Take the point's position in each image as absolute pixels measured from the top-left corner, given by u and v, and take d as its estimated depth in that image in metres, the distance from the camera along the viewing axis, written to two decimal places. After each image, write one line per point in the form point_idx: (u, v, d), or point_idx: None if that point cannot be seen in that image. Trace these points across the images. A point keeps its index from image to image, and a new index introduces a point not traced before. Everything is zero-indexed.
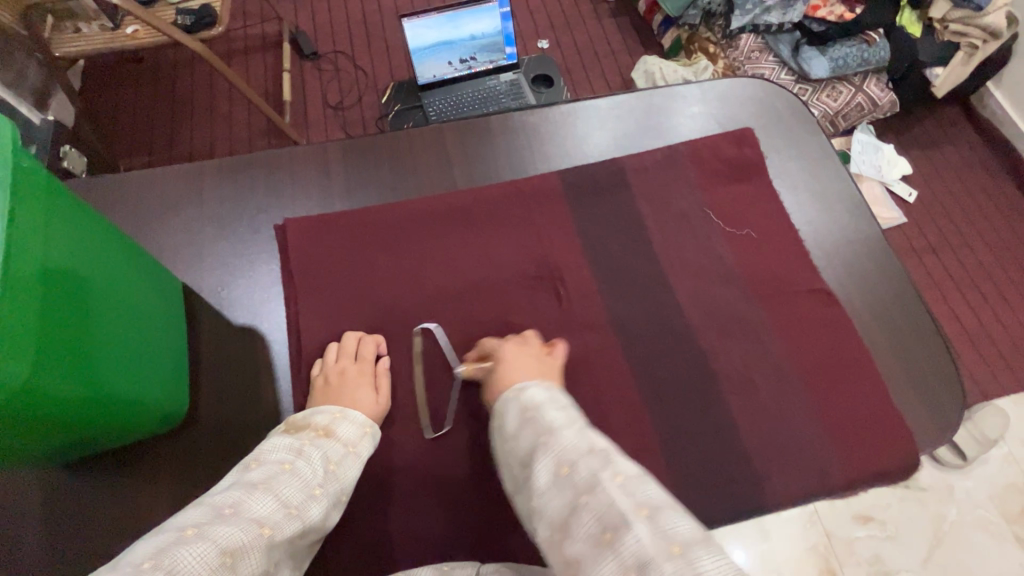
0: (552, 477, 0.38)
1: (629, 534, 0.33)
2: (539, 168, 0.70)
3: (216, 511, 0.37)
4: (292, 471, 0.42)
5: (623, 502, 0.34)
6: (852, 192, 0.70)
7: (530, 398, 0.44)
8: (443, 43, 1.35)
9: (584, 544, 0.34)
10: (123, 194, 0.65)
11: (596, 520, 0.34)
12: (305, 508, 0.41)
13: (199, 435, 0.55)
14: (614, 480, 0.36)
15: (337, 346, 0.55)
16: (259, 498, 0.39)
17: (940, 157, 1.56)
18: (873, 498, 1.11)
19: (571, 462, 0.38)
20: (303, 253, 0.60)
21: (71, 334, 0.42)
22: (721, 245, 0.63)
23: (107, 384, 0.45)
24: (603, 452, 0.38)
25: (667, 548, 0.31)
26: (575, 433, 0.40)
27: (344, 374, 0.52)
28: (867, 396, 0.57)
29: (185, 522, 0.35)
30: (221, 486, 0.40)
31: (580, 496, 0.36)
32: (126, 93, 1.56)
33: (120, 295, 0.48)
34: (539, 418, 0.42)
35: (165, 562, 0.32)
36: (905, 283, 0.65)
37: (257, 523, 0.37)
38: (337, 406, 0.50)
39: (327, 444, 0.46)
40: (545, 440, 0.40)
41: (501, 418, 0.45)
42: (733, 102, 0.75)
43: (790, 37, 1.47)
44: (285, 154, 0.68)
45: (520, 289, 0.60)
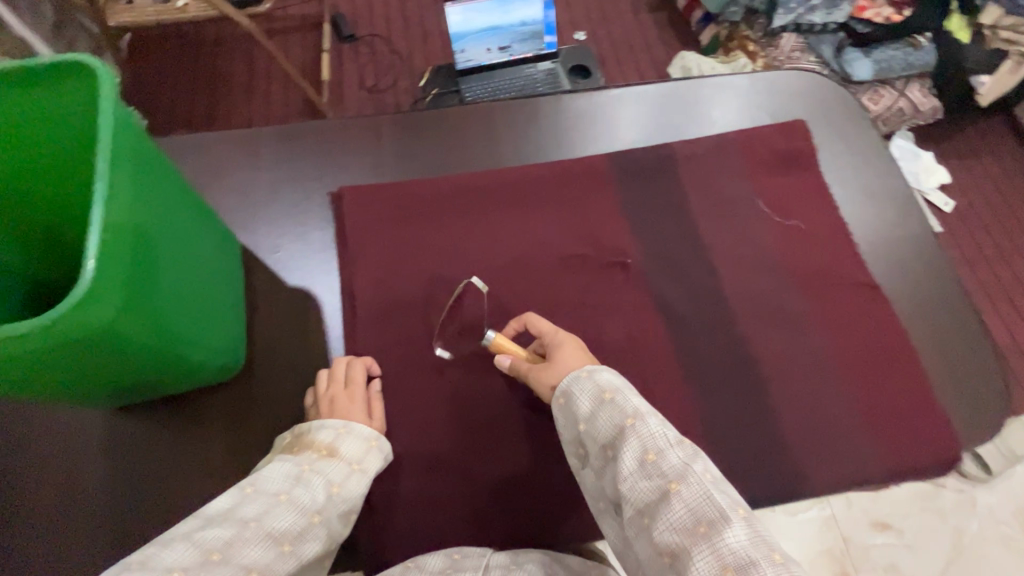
0: (636, 464, 0.40)
1: (727, 531, 0.35)
2: (588, 149, 0.71)
3: (208, 549, 0.36)
4: (288, 501, 0.42)
5: (719, 499, 0.36)
6: (903, 189, 0.69)
7: (607, 381, 0.45)
8: (492, 28, 1.36)
9: (677, 534, 0.36)
10: (182, 155, 0.67)
11: (690, 513, 0.36)
12: (301, 542, 0.41)
13: (253, 388, 0.57)
14: (705, 476, 0.38)
15: (327, 372, 0.54)
16: (251, 535, 0.38)
17: (980, 168, 1.54)
18: (893, 507, 1.11)
19: (657, 451, 0.40)
20: (357, 219, 0.62)
21: (147, 279, 0.44)
22: (768, 233, 0.64)
23: (173, 331, 0.47)
24: (691, 446, 0.40)
25: (768, 554, 0.33)
26: (660, 421, 0.42)
27: (333, 405, 0.51)
28: (910, 392, 0.57)
29: (173, 562, 0.34)
30: (215, 511, 0.39)
31: (670, 484, 0.38)
32: (169, 66, 1.59)
33: (189, 253, 0.50)
34: (621, 402, 0.44)
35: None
36: (952, 282, 0.64)
37: (246, 568, 0.37)
38: (340, 419, 0.50)
39: (330, 465, 0.46)
40: (631, 425, 0.42)
41: (571, 400, 0.46)
42: (784, 95, 0.75)
43: (833, 38, 1.46)
44: (339, 124, 0.69)
45: (567, 266, 0.61)
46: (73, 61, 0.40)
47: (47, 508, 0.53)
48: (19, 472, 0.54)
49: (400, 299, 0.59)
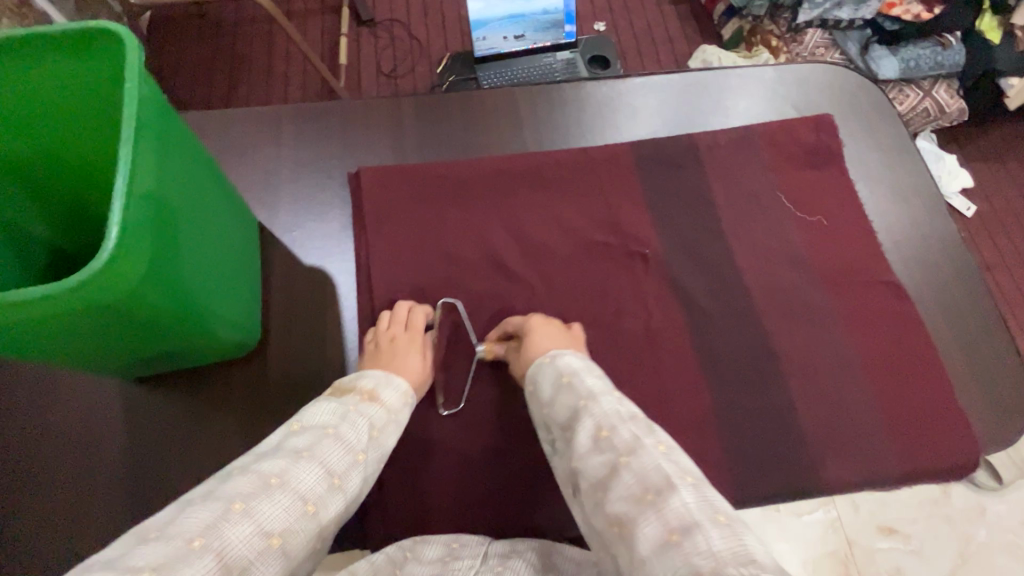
0: (591, 441, 0.41)
1: (673, 497, 0.35)
2: (609, 138, 0.70)
3: (264, 480, 0.35)
4: (336, 437, 0.41)
5: (667, 467, 0.37)
6: (931, 186, 0.68)
7: (566, 364, 0.47)
8: (516, 15, 1.35)
9: (625, 503, 0.36)
10: (201, 131, 0.67)
11: (638, 482, 0.37)
12: (348, 477, 0.40)
13: (269, 366, 0.57)
14: (655, 447, 0.39)
15: (389, 313, 0.56)
16: (306, 468, 0.37)
17: (1004, 172, 1.52)
18: (899, 511, 1.11)
19: (611, 427, 0.41)
20: (376, 201, 0.61)
21: (171, 246, 0.44)
22: (792, 228, 0.63)
23: (196, 298, 0.47)
24: (643, 422, 0.41)
25: (713, 515, 0.34)
26: (615, 400, 0.43)
27: (394, 341, 0.53)
28: (931, 394, 0.56)
29: (194, 520, 0.32)
30: (261, 451, 0.38)
31: (621, 457, 0.38)
32: (188, 45, 1.59)
33: (208, 226, 0.50)
34: (577, 384, 0.45)
35: (215, 542, 0.31)
36: (979, 284, 0.63)
37: (304, 497, 0.36)
38: (383, 371, 0.50)
39: (370, 410, 0.45)
40: (585, 405, 0.43)
41: (535, 387, 0.48)
42: (813, 87, 0.73)
43: (860, 34, 1.44)
44: (359, 104, 0.69)
45: (586, 254, 0.60)
46: (98, 29, 0.40)
47: (63, 476, 0.53)
48: (36, 440, 0.55)
49: (417, 283, 0.59)
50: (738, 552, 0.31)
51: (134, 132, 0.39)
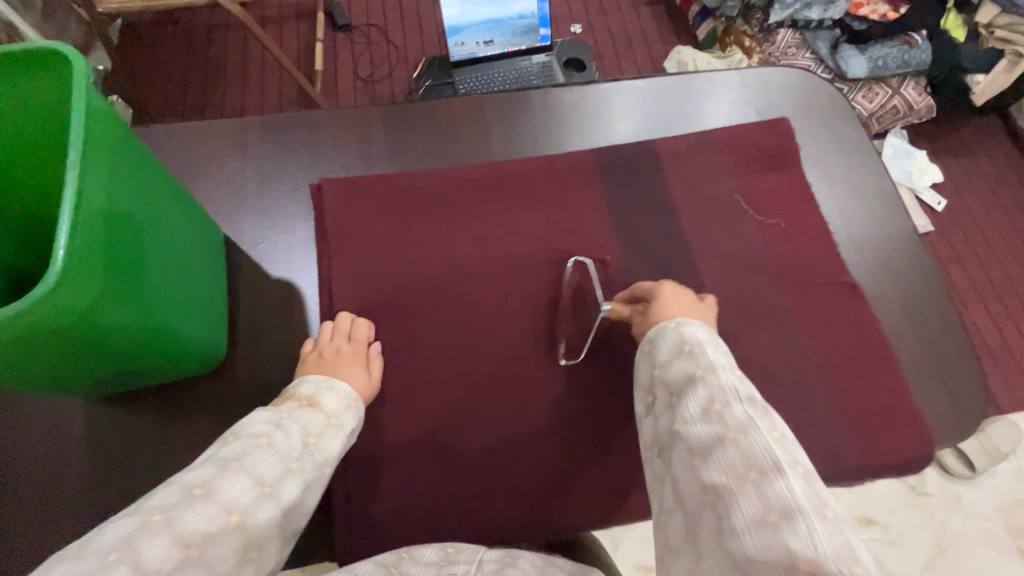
0: (700, 410, 0.41)
1: (778, 481, 0.35)
2: (575, 144, 0.71)
3: (186, 491, 0.36)
4: (268, 446, 0.41)
5: (775, 451, 0.37)
6: (886, 185, 0.70)
7: (692, 335, 0.47)
8: (494, 20, 1.36)
9: (725, 475, 0.37)
10: (165, 144, 0.66)
11: (742, 457, 0.37)
12: (281, 484, 0.40)
13: (235, 379, 0.57)
14: (769, 433, 0.38)
15: (330, 326, 0.56)
16: (232, 477, 0.38)
17: (972, 167, 1.56)
18: (879, 502, 1.14)
19: (723, 403, 0.41)
20: (339, 212, 0.61)
21: (135, 270, 0.44)
22: (750, 231, 0.64)
23: (163, 319, 0.48)
24: (762, 406, 0.40)
25: (821, 509, 0.33)
26: (734, 377, 0.43)
27: (338, 353, 0.53)
28: (888, 390, 0.57)
29: (117, 535, 0.31)
30: (194, 463, 0.39)
31: (730, 433, 0.39)
32: (161, 53, 1.58)
33: (170, 242, 0.50)
34: (699, 356, 0.45)
35: (131, 553, 0.31)
36: (936, 281, 0.64)
37: (229, 505, 0.36)
38: (325, 376, 0.51)
39: (302, 417, 0.45)
40: (703, 375, 0.43)
41: (655, 348, 0.49)
42: (775, 91, 0.74)
43: (829, 34, 1.47)
44: (326, 115, 0.69)
45: (549, 262, 0.61)
46: (47, 50, 0.40)
47: (28, 497, 0.53)
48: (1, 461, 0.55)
49: (382, 292, 0.59)
50: (842, 552, 0.31)
51: (81, 151, 0.39)
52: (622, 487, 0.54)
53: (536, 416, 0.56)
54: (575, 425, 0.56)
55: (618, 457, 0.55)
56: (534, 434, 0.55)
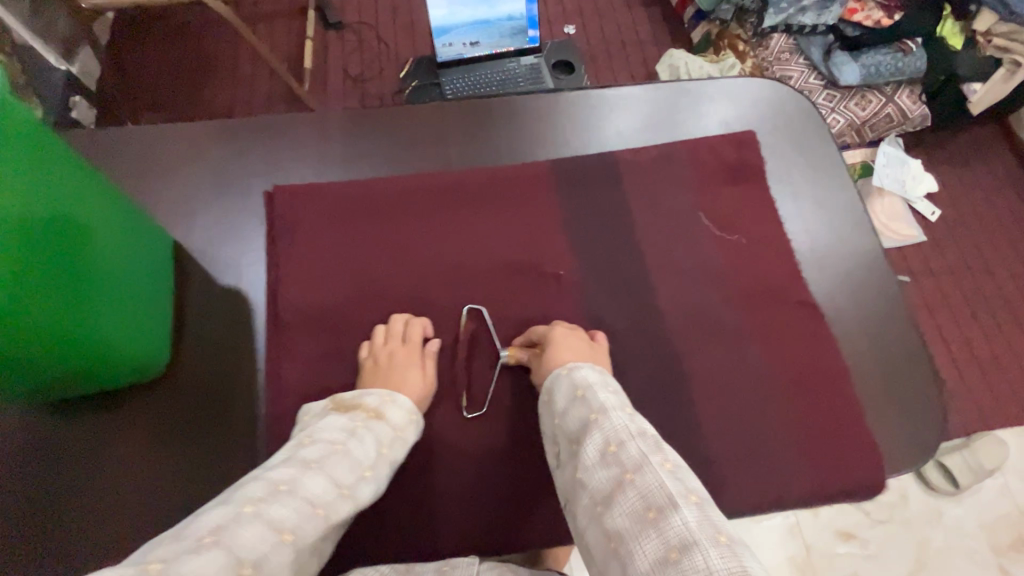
0: (599, 454, 0.42)
1: (675, 515, 0.36)
2: (537, 154, 0.70)
3: (273, 486, 0.39)
4: (343, 452, 0.44)
5: (671, 486, 0.38)
6: (854, 202, 0.68)
7: (582, 378, 0.48)
8: (481, 21, 1.35)
9: (626, 519, 0.37)
10: (119, 147, 0.66)
11: (641, 499, 0.37)
12: (354, 489, 0.43)
13: (177, 387, 0.57)
14: (662, 465, 0.39)
15: (385, 328, 0.57)
16: (312, 477, 0.41)
17: (968, 177, 1.53)
18: (859, 517, 1.13)
19: (620, 443, 0.42)
20: (288, 220, 0.61)
21: (70, 281, 0.45)
22: (709, 247, 0.62)
23: (98, 331, 0.48)
24: (653, 440, 0.42)
25: (713, 535, 0.34)
26: (626, 417, 0.44)
27: (392, 357, 0.54)
28: (841, 414, 0.56)
29: (210, 523, 0.34)
30: (275, 462, 0.42)
31: (628, 474, 0.39)
32: (150, 48, 1.57)
33: (107, 247, 0.50)
34: (591, 398, 0.46)
35: (226, 538, 0.34)
36: (900, 302, 0.63)
37: (312, 502, 0.39)
38: (386, 388, 0.52)
39: (376, 428, 0.48)
40: (597, 419, 0.44)
41: (552, 396, 0.49)
42: (746, 103, 0.73)
43: (822, 40, 1.44)
44: (284, 120, 0.68)
45: (500, 275, 0.61)
46: None
47: None
48: None
49: (327, 302, 0.58)
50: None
51: None
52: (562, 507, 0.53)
53: (478, 433, 0.55)
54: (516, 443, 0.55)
55: None
56: (473, 450, 0.55)
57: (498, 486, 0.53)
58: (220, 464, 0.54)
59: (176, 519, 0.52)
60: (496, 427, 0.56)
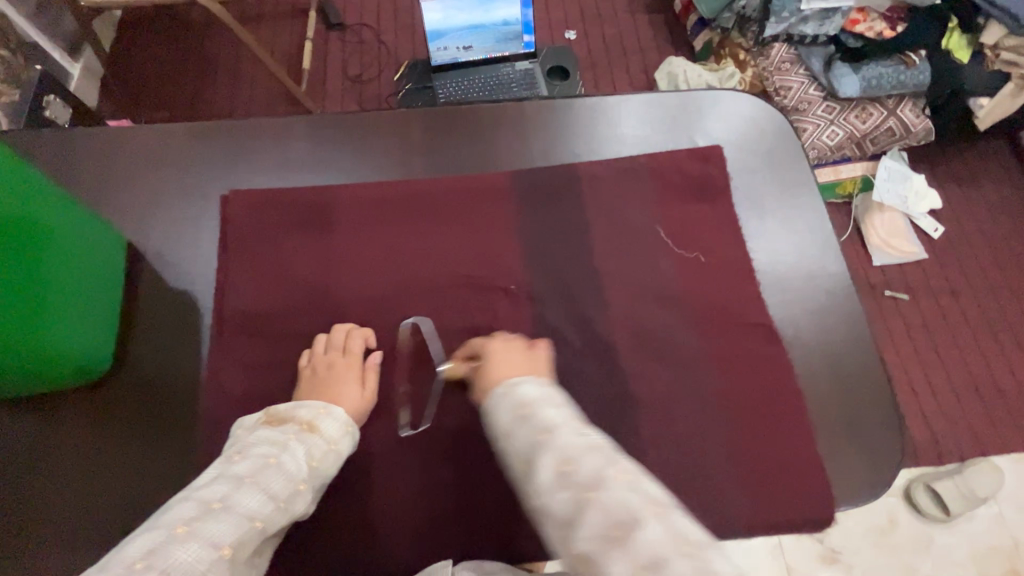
0: (555, 475, 0.38)
1: (642, 533, 0.34)
2: (501, 162, 0.68)
3: (205, 505, 0.39)
4: (277, 465, 0.44)
5: (634, 501, 0.35)
6: (821, 222, 0.66)
7: (524, 394, 0.44)
8: (476, 26, 1.34)
9: (593, 543, 0.34)
10: (84, 148, 0.66)
11: (606, 518, 0.35)
12: (290, 501, 0.43)
13: (121, 389, 0.58)
14: (618, 478, 0.37)
15: (326, 338, 0.57)
16: (246, 493, 0.41)
17: (975, 194, 1.48)
18: (843, 540, 1.10)
19: (574, 460, 0.38)
20: (242, 225, 0.61)
21: (26, 284, 0.49)
22: (667, 264, 0.61)
23: (54, 340, 0.51)
24: (607, 450, 0.39)
25: (680, 547, 0.33)
26: (573, 431, 0.40)
27: (332, 368, 0.54)
28: (793, 442, 0.54)
29: (138, 551, 0.35)
30: (204, 480, 0.42)
31: (588, 493, 0.36)
32: (153, 46, 1.60)
33: (72, 264, 0.54)
34: (536, 417, 0.42)
35: (159, 563, 0.34)
36: (864, 327, 0.61)
37: (247, 517, 0.39)
38: (323, 401, 0.52)
39: (310, 439, 0.48)
40: (543, 439, 0.40)
41: (493, 416, 0.45)
42: (714, 116, 0.72)
43: (823, 51, 1.38)
44: (248, 124, 0.68)
45: (451, 287, 0.60)
46: None
47: None
48: None
49: (276, 309, 0.58)
50: None
51: None
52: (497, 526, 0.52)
53: (413, 447, 0.55)
54: (455, 458, 0.54)
55: (495, 494, 0.53)
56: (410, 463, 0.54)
57: (433, 500, 0.53)
58: (159, 466, 0.55)
59: (110, 520, 0.53)
60: (435, 441, 0.55)
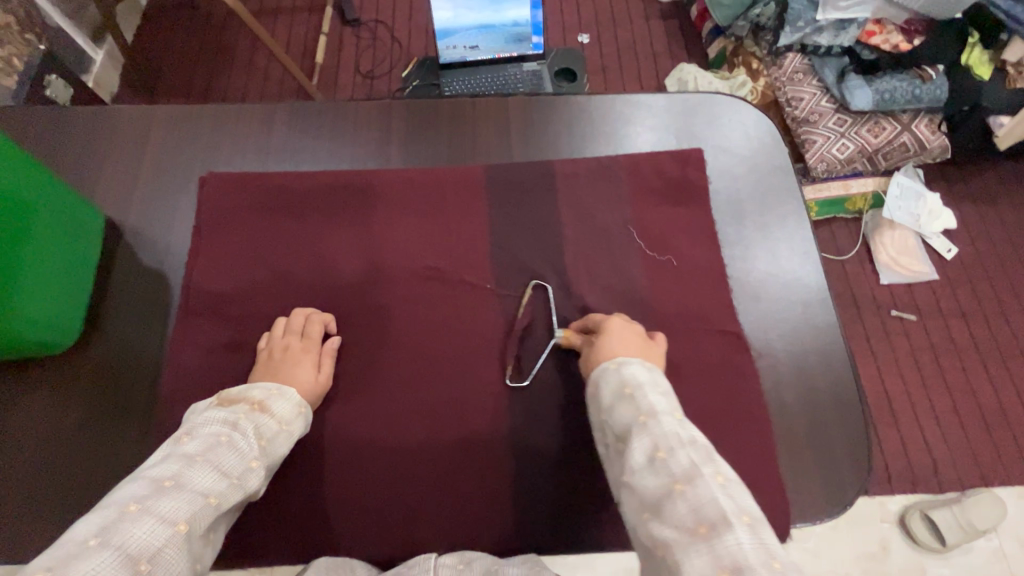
0: (646, 459, 0.38)
1: (727, 535, 0.32)
2: (479, 157, 0.68)
3: (157, 483, 0.37)
4: (229, 444, 0.42)
5: (724, 502, 0.34)
6: (802, 231, 0.65)
7: (632, 376, 0.44)
8: (485, 27, 1.34)
9: (675, 531, 0.34)
10: (74, 127, 0.68)
11: (692, 512, 0.34)
12: (244, 479, 0.42)
13: (87, 361, 0.59)
14: (714, 478, 0.36)
15: (285, 321, 0.56)
16: (199, 471, 0.39)
17: (994, 215, 1.43)
18: (832, 564, 1.06)
19: (668, 448, 0.38)
20: (217, 207, 0.62)
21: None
22: (637, 266, 0.60)
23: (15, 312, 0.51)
24: (704, 447, 0.38)
25: (768, 561, 0.31)
26: (675, 421, 0.40)
27: (287, 351, 0.53)
28: (753, 454, 0.53)
29: (87, 531, 0.33)
30: (154, 460, 0.40)
31: (678, 484, 0.36)
32: (173, 34, 1.63)
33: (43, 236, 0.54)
34: (638, 398, 0.42)
35: (111, 542, 0.33)
36: (836, 342, 0.60)
37: (200, 496, 0.38)
38: (276, 383, 0.51)
39: (261, 419, 0.46)
40: (645, 421, 0.40)
41: (598, 391, 0.46)
42: (701, 117, 0.70)
43: (837, 62, 1.33)
44: (235, 110, 0.69)
45: (417, 278, 0.60)
46: None
47: None
48: None
49: (243, 291, 0.59)
50: None
51: None
52: (445, 519, 0.52)
53: (367, 436, 0.54)
54: (409, 448, 0.54)
55: (443, 490, 0.53)
56: (363, 452, 0.54)
57: (384, 490, 0.53)
58: (120, 438, 0.56)
59: (66, 488, 0.54)
60: (385, 433, 0.54)
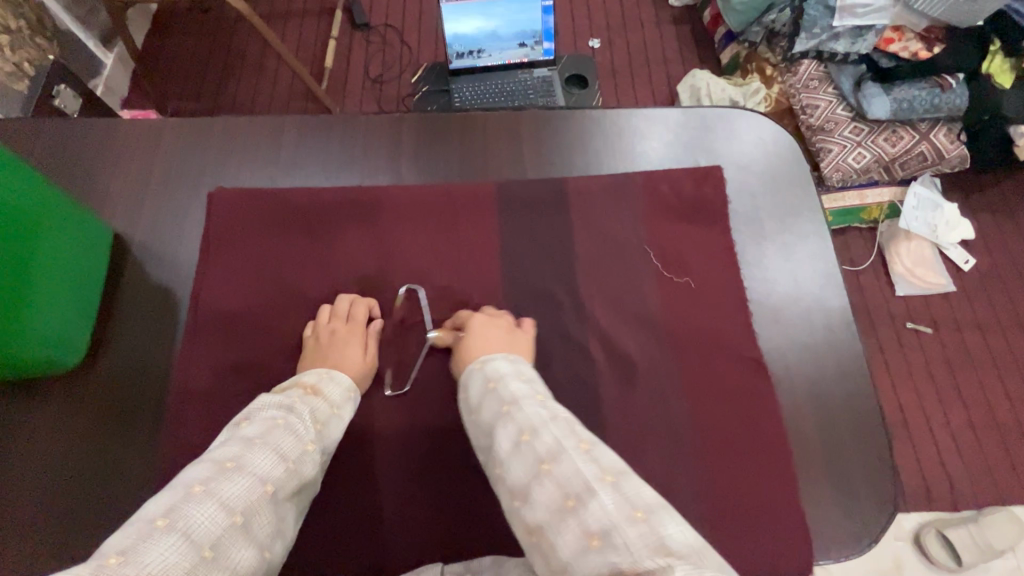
0: (512, 445, 0.37)
1: (592, 500, 0.32)
2: (490, 173, 0.66)
3: (218, 466, 0.37)
4: (285, 427, 0.42)
5: (587, 469, 0.33)
6: (824, 251, 0.63)
7: (495, 369, 0.44)
8: (495, 31, 1.31)
9: (546, 510, 0.33)
10: (82, 140, 0.67)
11: (558, 488, 0.33)
12: (300, 463, 0.41)
13: (93, 379, 0.58)
14: (579, 448, 0.35)
15: (329, 308, 0.57)
16: (258, 453, 0.39)
17: (1013, 226, 1.40)
18: None
19: (533, 431, 0.37)
20: (224, 222, 0.61)
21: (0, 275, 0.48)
22: (653, 288, 0.59)
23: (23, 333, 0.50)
24: (564, 421, 0.38)
25: (630, 512, 0.30)
26: (538, 404, 0.40)
27: (333, 334, 0.54)
28: (773, 486, 0.51)
29: (156, 510, 0.33)
30: (214, 445, 0.40)
31: (544, 464, 0.35)
32: (182, 38, 1.63)
33: (52, 255, 0.53)
34: (501, 390, 0.42)
35: (180, 522, 0.32)
36: (859, 368, 0.58)
37: (260, 479, 0.37)
38: (326, 367, 0.51)
39: (315, 402, 0.46)
40: (509, 410, 0.40)
41: (467, 391, 0.45)
42: (717, 133, 0.69)
43: (854, 70, 1.30)
44: (244, 123, 0.68)
45: (428, 298, 0.59)
46: None
47: None
48: None
49: (251, 309, 0.58)
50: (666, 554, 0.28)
51: None
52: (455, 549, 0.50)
53: (376, 460, 0.53)
54: (418, 473, 0.52)
55: (453, 518, 0.51)
56: (371, 477, 0.52)
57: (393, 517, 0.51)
58: (125, 459, 0.55)
59: (69, 510, 0.53)
60: (393, 458, 0.53)
